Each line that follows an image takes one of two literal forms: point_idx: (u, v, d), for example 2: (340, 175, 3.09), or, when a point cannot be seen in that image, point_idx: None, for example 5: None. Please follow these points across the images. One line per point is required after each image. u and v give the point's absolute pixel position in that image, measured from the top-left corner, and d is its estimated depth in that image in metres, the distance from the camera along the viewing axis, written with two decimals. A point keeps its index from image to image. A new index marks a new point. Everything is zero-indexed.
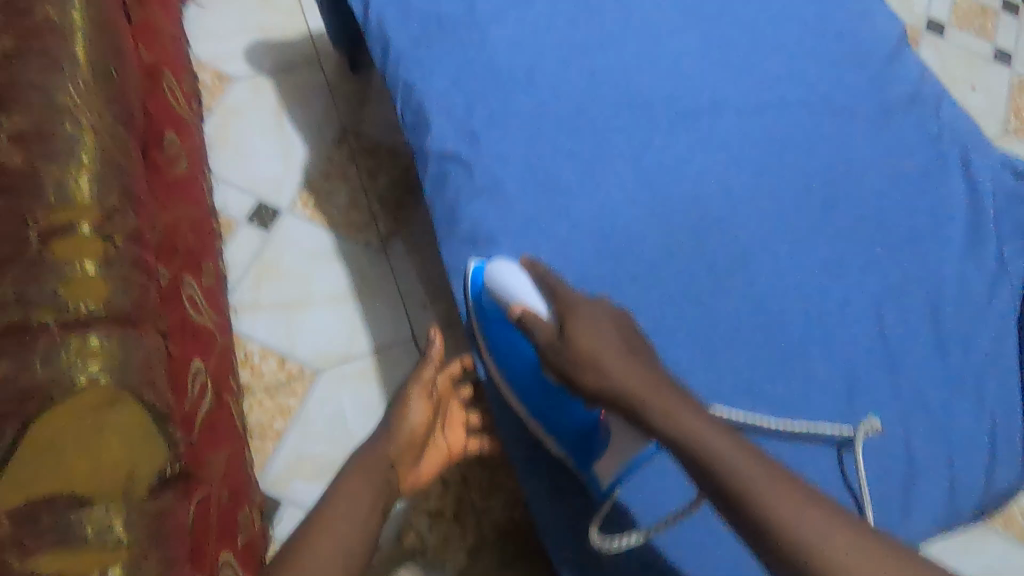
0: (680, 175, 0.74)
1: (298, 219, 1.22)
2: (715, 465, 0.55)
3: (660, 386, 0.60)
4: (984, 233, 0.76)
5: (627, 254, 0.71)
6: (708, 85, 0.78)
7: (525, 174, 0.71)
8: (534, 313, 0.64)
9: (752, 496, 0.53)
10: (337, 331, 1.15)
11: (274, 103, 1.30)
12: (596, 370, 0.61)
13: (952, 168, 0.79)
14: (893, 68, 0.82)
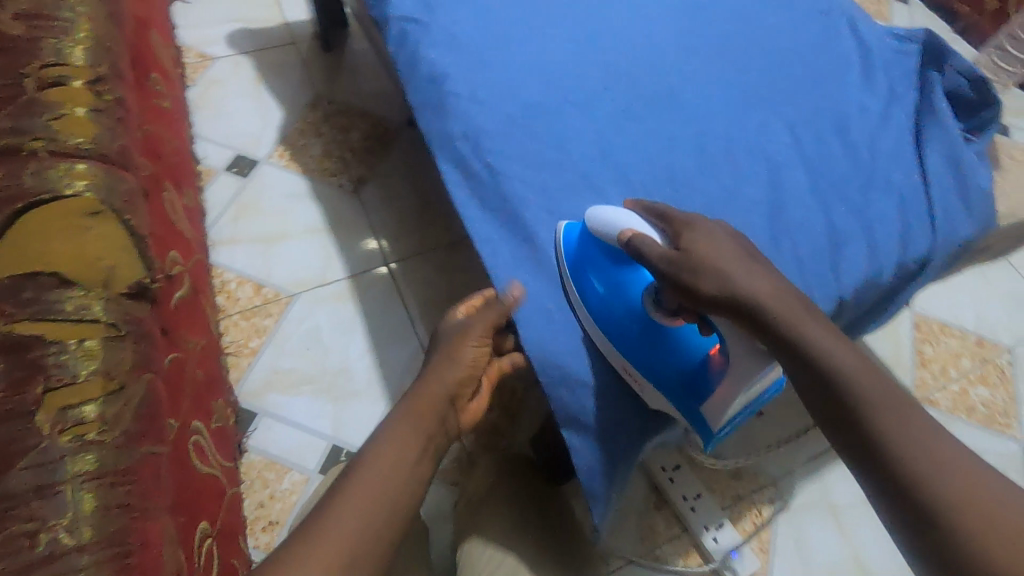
0: (611, 28, 0.84)
1: (274, 168, 1.30)
2: (841, 384, 0.55)
3: (788, 300, 0.60)
4: (876, 71, 0.87)
5: (568, 88, 0.80)
6: None
7: (475, 28, 0.81)
8: (643, 236, 0.66)
9: (867, 407, 0.54)
10: (313, 260, 1.20)
11: (253, 76, 1.42)
12: (711, 276, 0.61)
13: (843, 27, 0.91)
14: None
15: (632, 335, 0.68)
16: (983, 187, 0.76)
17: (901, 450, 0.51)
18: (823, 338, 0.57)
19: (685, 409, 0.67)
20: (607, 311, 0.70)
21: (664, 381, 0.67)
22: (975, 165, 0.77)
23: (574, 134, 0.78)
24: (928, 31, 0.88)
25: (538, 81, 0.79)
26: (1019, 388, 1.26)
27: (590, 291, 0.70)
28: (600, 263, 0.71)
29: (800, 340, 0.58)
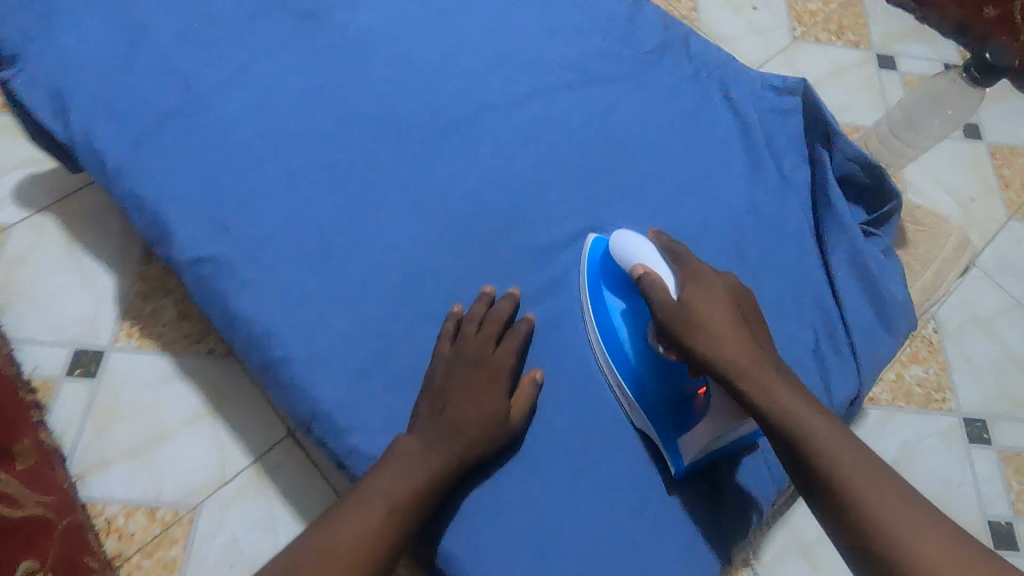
0: (459, 210, 0.88)
1: (125, 353, 1.10)
2: (817, 446, 0.72)
3: (770, 368, 0.76)
4: (714, 174, 0.91)
5: (428, 289, 0.85)
6: (459, 127, 0.92)
7: (302, 256, 0.83)
8: (652, 274, 0.79)
9: (841, 470, 0.70)
10: (206, 456, 1.05)
11: (63, 237, 1.17)
12: (712, 336, 0.75)
13: (679, 127, 0.94)
14: (607, 66, 0.98)
15: (635, 363, 0.84)
16: None
17: (843, 485, 0.69)
18: (805, 412, 0.74)
19: (660, 425, 0.83)
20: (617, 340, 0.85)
21: (656, 397, 0.83)
22: (880, 268, 0.87)
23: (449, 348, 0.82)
24: None
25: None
26: (947, 354, 1.27)
27: (608, 327, 0.85)
28: (615, 286, 0.87)
29: (779, 409, 0.74)
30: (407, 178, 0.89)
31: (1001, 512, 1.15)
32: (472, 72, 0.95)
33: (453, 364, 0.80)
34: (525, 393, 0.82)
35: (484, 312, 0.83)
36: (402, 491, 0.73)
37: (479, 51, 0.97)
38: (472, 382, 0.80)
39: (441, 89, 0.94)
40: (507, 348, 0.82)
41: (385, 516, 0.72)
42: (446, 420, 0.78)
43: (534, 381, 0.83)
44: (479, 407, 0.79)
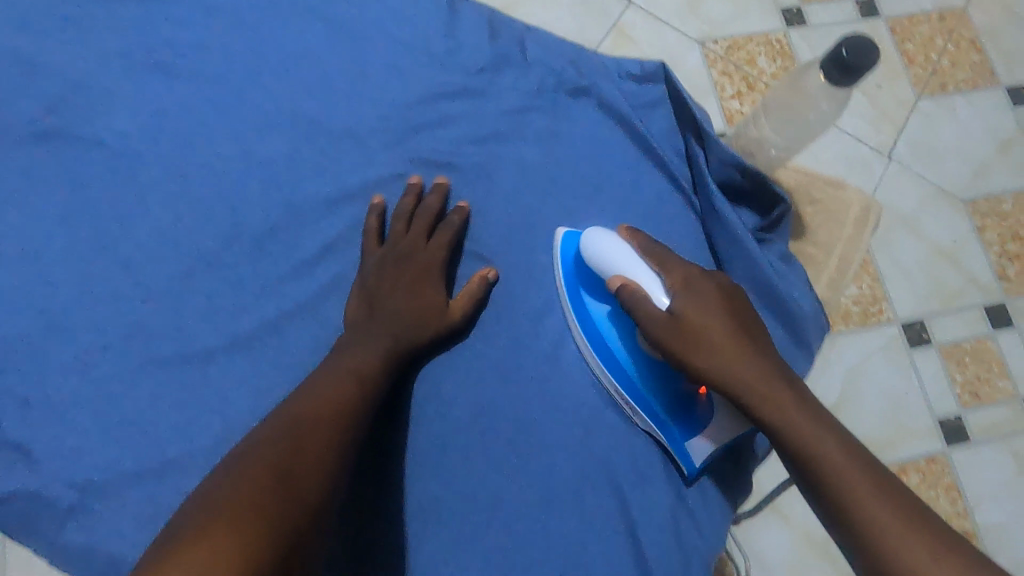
0: (300, 316, 0.61)
1: None
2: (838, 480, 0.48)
3: (774, 373, 0.53)
4: (633, 166, 0.68)
5: None
6: (270, 191, 0.64)
7: (69, 472, 0.55)
8: (636, 286, 0.56)
9: (848, 485, 0.48)
10: None
11: None
12: (704, 345, 0.53)
13: (569, 111, 0.69)
14: (452, 45, 0.70)
15: (630, 365, 0.60)
16: (803, 306, 0.62)
17: (870, 532, 0.45)
18: (836, 441, 0.49)
19: (661, 421, 0.60)
20: (607, 341, 0.61)
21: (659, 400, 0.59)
22: (862, 245, 0.69)
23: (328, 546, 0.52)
24: (666, 72, 0.68)
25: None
26: (877, 265, 1.18)
27: (587, 317, 0.61)
28: (595, 287, 0.61)
29: (788, 419, 0.51)
30: (215, 290, 0.61)
31: (950, 410, 1.11)
32: (263, 104, 0.66)
33: (381, 265, 0.61)
34: (468, 288, 0.62)
35: (414, 208, 0.63)
36: (371, 376, 0.56)
37: (266, 68, 0.67)
38: (400, 275, 0.61)
39: (229, 139, 0.64)
40: (440, 241, 0.62)
41: (350, 435, 0.52)
42: (385, 310, 0.59)
43: (483, 280, 0.62)
44: (413, 301, 0.60)
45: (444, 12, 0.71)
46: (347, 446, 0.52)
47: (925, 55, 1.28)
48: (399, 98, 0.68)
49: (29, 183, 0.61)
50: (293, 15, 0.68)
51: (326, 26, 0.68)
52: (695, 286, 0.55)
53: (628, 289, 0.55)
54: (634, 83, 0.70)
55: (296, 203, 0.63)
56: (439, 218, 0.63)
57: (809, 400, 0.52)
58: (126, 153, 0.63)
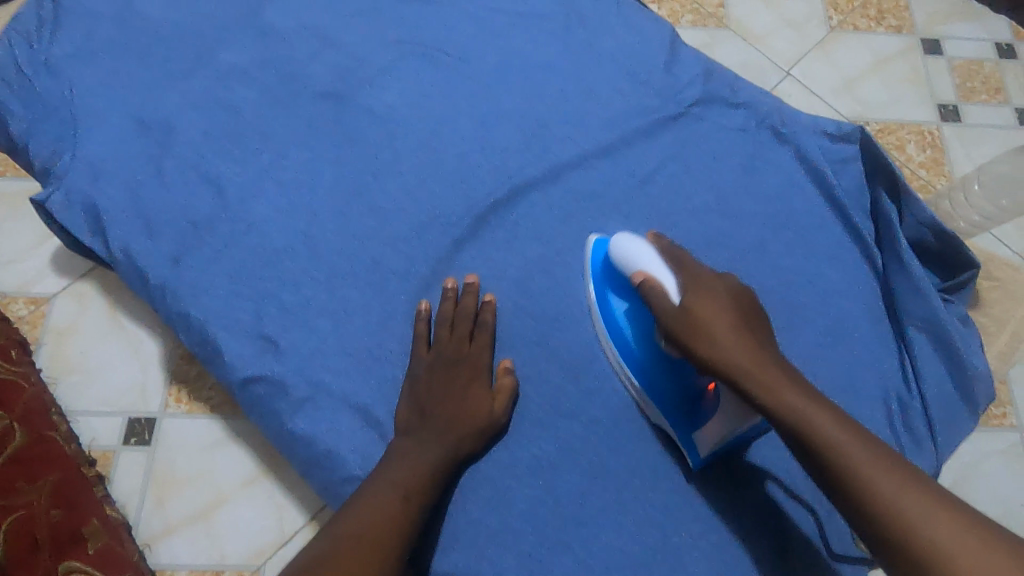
0: (505, 278, 0.70)
1: (164, 423, 0.82)
2: (847, 472, 0.52)
3: (781, 378, 0.56)
4: (822, 208, 0.74)
5: None
6: (497, 168, 0.73)
7: (305, 363, 0.65)
8: (656, 279, 0.61)
9: (868, 479, 0.51)
10: (256, 528, 0.80)
11: (69, 283, 0.88)
12: (711, 340, 0.57)
13: (767, 150, 0.76)
14: (671, 76, 0.79)
15: (634, 344, 0.65)
16: (978, 367, 0.66)
17: (873, 500, 0.50)
18: (846, 439, 0.53)
19: (671, 416, 0.63)
20: (617, 326, 0.66)
21: (667, 396, 0.63)
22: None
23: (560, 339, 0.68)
24: (864, 135, 0.73)
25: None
26: None
27: (607, 309, 0.67)
28: (619, 286, 0.66)
29: (797, 421, 0.54)
30: (441, 240, 0.70)
31: None
32: (504, 97, 0.76)
33: (432, 368, 0.64)
34: (506, 386, 0.64)
35: (453, 311, 0.67)
36: (415, 477, 0.60)
37: (511, 68, 0.78)
38: (447, 383, 0.63)
39: (472, 120, 0.75)
40: (476, 343, 0.65)
41: (399, 500, 0.58)
42: (428, 418, 0.62)
43: (475, 293, 0.67)
44: (456, 402, 0.63)
45: (668, 48, 0.80)
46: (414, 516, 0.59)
47: None
48: (620, 114, 0.77)
49: (311, 123, 0.74)
50: (541, 33, 0.80)
51: (566, 43, 0.80)
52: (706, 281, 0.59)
53: (646, 282, 0.61)
54: (829, 140, 0.76)
55: (519, 186, 0.73)
56: (473, 318, 0.66)
57: (807, 387, 0.56)
58: (389, 121, 0.75)
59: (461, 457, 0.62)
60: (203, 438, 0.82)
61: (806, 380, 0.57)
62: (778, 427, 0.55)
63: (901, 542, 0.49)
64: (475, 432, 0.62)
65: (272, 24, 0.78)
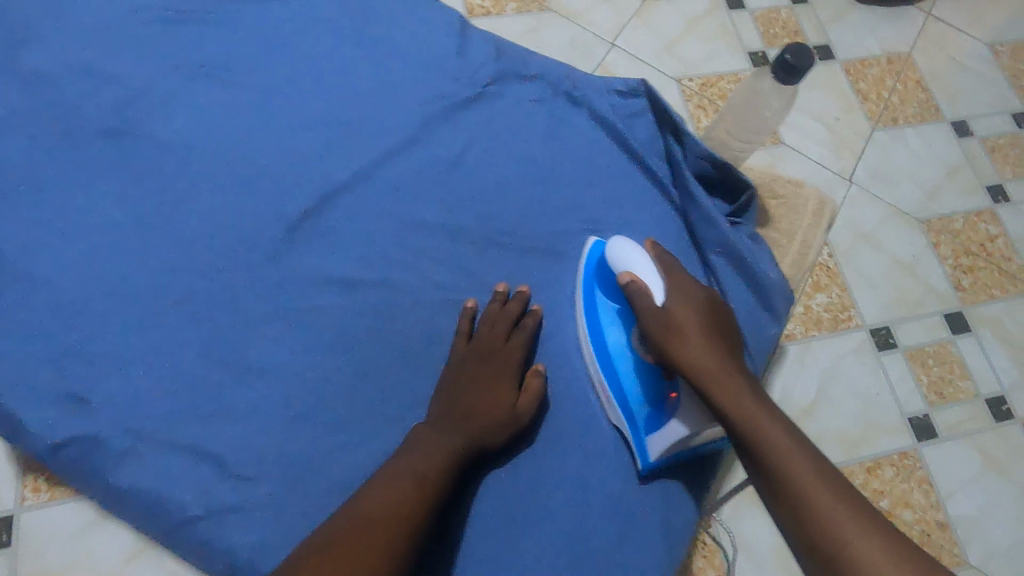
0: (329, 285, 0.70)
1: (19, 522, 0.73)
2: (782, 466, 0.58)
3: (744, 386, 0.63)
4: (621, 161, 0.79)
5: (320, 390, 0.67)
6: (303, 178, 0.73)
7: (125, 415, 0.62)
8: (642, 283, 0.67)
9: (797, 473, 0.58)
10: None
11: None
12: (684, 339, 0.65)
13: (564, 116, 0.80)
14: (464, 60, 0.81)
15: (617, 353, 0.71)
16: (771, 276, 0.73)
17: (800, 492, 0.57)
18: (788, 443, 0.60)
19: (632, 417, 0.70)
20: (603, 329, 0.72)
21: (634, 398, 0.70)
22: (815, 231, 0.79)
23: (394, 333, 0.69)
24: (646, 86, 0.79)
25: (287, 415, 0.65)
26: (845, 275, 1.37)
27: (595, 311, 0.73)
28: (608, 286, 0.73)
29: (745, 416, 0.61)
30: (256, 261, 0.69)
31: (917, 408, 1.26)
32: (299, 106, 0.76)
33: (465, 360, 0.68)
34: (534, 387, 0.69)
35: (497, 312, 0.71)
36: (444, 465, 0.62)
37: (302, 78, 0.77)
38: (490, 376, 0.68)
39: (270, 135, 0.74)
40: (514, 345, 0.70)
41: (414, 492, 0.60)
42: (468, 399, 0.66)
43: (523, 298, 0.72)
44: (490, 412, 0.66)
45: (458, 35, 0.83)
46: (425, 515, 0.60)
47: (877, 93, 1.56)
48: (420, 105, 0.78)
49: (93, 166, 0.70)
50: (328, 38, 0.80)
51: (356, 45, 0.80)
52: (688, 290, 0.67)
53: (633, 284, 0.67)
54: (619, 97, 0.81)
55: (328, 192, 0.73)
56: (514, 321, 0.71)
57: (766, 401, 0.63)
58: (179, 149, 0.72)
59: (489, 451, 0.66)
60: (69, 525, 0.74)
61: (766, 395, 0.64)
62: (728, 425, 0.62)
63: (820, 531, 0.55)
64: (509, 431, 0.67)
65: (31, 69, 0.73)
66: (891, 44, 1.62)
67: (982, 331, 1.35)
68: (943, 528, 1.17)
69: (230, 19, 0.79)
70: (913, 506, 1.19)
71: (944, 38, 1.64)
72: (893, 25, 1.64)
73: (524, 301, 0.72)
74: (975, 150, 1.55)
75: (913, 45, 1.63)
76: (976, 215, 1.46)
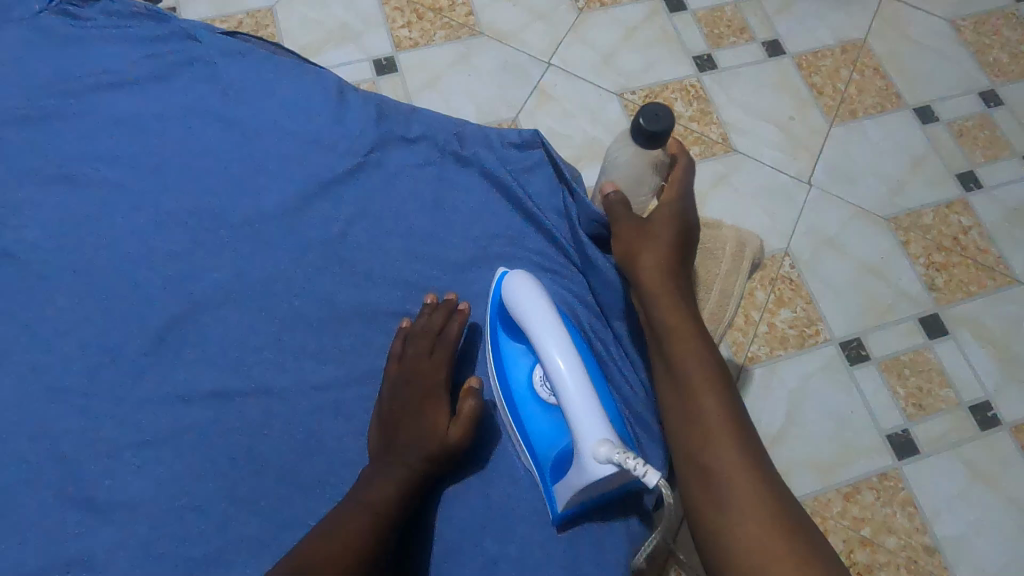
0: (199, 398, 0.65)
1: None
2: (704, 428, 0.56)
3: (697, 341, 0.60)
4: (515, 223, 0.73)
5: (191, 517, 0.62)
6: (170, 282, 0.69)
7: None
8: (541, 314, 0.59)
9: (718, 444, 0.55)
10: None
11: None
12: (647, 267, 0.62)
13: (452, 179, 0.74)
14: (341, 129, 0.75)
15: (523, 397, 0.63)
16: None
17: (710, 460, 0.55)
18: (720, 411, 0.56)
19: (541, 465, 0.61)
20: (510, 370, 0.64)
21: (540, 446, 0.61)
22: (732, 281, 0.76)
23: (273, 442, 0.64)
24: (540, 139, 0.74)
25: (162, 548, 0.61)
26: (809, 286, 1.26)
27: (502, 354, 0.65)
28: (513, 329, 0.64)
29: (682, 370, 0.59)
30: (121, 380, 0.65)
31: (895, 424, 1.18)
32: (162, 203, 0.71)
33: (396, 384, 0.64)
34: (466, 412, 0.63)
35: (422, 325, 0.67)
36: (389, 495, 0.59)
37: (165, 171, 0.73)
38: (422, 391, 0.64)
39: (133, 239, 0.70)
40: (442, 356, 0.66)
41: (368, 519, 0.57)
42: (402, 425, 0.62)
43: (448, 306, 0.68)
44: (426, 426, 0.62)
45: (334, 101, 0.77)
46: (378, 543, 0.56)
47: (832, 86, 1.43)
48: (293, 184, 0.73)
49: None
50: (193, 123, 0.75)
51: (222, 127, 0.75)
52: (651, 235, 0.63)
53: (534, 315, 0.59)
54: (514, 149, 0.75)
55: (199, 292, 0.68)
56: (438, 332, 0.66)
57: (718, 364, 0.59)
58: (37, 264, 0.69)
59: (434, 469, 0.62)
60: None
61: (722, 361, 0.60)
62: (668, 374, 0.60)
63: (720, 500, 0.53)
64: (446, 446, 0.62)
65: None
66: (852, 27, 1.49)
67: (963, 333, 1.25)
68: (931, 553, 1.10)
69: (87, 115, 0.75)
70: (897, 531, 1.12)
71: (900, 16, 1.50)
72: (851, 7, 1.51)
73: (452, 308, 0.68)
74: (943, 136, 1.41)
75: (869, 29, 1.49)
76: (947, 208, 1.34)
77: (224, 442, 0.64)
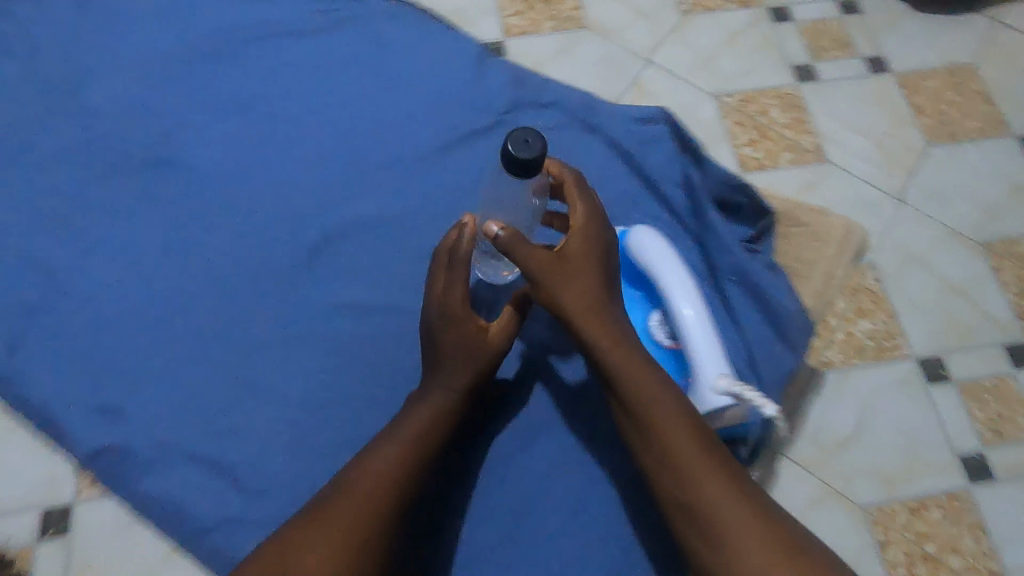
0: (341, 309, 0.74)
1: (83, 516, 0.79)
2: (687, 478, 0.58)
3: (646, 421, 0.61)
4: (633, 190, 0.79)
5: (327, 410, 0.70)
6: (321, 208, 0.77)
7: (155, 425, 0.69)
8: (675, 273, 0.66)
9: (706, 486, 0.58)
10: None
11: None
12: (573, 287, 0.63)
13: (578, 144, 0.81)
14: (481, 90, 0.83)
15: (639, 339, 0.69)
16: (788, 306, 0.73)
17: (701, 500, 0.58)
18: (700, 466, 0.59)
19: None
20: (626, 314, 0.71)
21: None
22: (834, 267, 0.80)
23: (402, 355, 0.72)
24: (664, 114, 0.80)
25: (301, 432, 0.69)
26: (892, 300, 1.25)
27: (619, 300, 0.71)
28: (635, 278, 0.71)
29: (655, 427, 0.60)
30: (275, 285, 0.74)
31: (970, 446, 1.16)
32: (320, 139, 0.80)
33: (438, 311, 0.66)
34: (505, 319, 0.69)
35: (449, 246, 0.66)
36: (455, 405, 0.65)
37: (325, 112, 0.82)
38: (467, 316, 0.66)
39: (293, 168, 0.79)
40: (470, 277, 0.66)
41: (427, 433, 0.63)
42: (454, 348, 0.66)
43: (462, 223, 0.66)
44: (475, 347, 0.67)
45: (476, 65, 0.84)
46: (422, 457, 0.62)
47: (934, 107, 1.42)
48: (435, 134, 0.81)
49: (137, 198, 0.78)
50: (351, 73, 0.84)
51: (376, 78, 0.83)
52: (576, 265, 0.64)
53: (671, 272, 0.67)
54: (637, 124, 0.81)
55: (348, 219, 0.77)
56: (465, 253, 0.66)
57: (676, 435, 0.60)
58: (211, 179, 0.79)
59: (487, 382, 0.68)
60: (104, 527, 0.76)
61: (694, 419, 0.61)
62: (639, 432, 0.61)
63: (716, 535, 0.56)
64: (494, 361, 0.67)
65: (92, 108, 0.83)
66: (960, 52, 1.48)
67: None
68: None
69: (262, 57, 0.85)
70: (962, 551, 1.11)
71: (1012, 44, 1.48)
72: (961, 31, 1.50)
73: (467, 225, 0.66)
74: None
75: (978, 55, 1.47)
76: None
77: (360, 349, 0.72)
